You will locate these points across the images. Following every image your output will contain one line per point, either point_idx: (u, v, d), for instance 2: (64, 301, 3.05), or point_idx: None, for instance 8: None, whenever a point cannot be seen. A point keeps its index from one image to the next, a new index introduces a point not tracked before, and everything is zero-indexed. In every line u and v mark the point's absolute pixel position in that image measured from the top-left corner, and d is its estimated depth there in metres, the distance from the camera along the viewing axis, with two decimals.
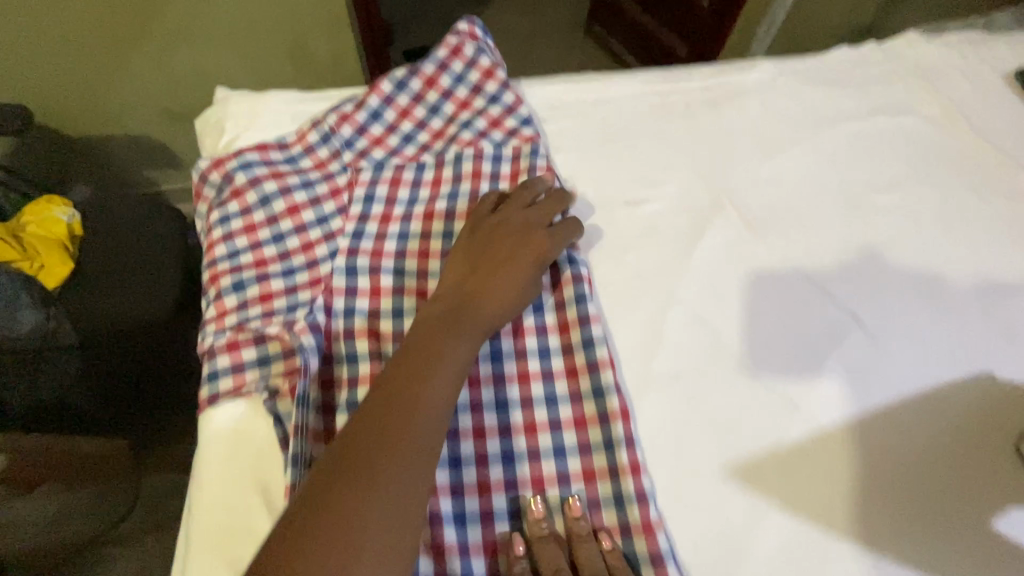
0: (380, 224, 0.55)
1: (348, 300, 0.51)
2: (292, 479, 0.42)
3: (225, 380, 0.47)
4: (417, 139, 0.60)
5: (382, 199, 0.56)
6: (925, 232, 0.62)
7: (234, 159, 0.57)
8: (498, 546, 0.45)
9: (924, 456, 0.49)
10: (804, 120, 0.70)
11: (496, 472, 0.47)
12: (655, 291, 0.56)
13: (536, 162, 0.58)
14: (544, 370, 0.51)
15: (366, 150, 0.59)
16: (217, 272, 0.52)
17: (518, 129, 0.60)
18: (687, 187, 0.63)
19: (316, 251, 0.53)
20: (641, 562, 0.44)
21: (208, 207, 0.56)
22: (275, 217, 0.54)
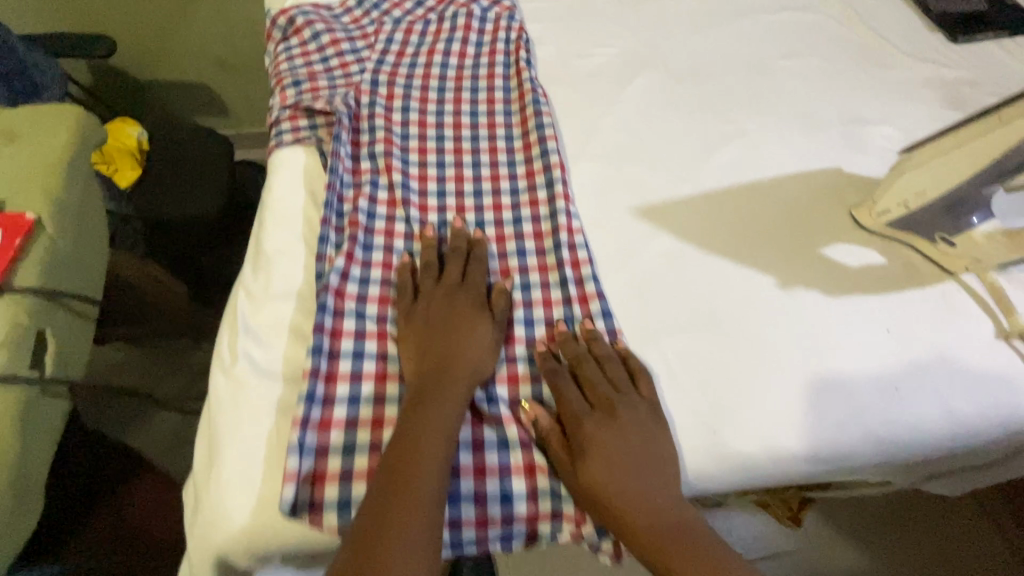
0: (395, 56, 0.76)
1: (371, 95, 0.71)
2: (332, 181, 0.62)
3: (286, 135, 0.67)
4: (425, 3, 0.82)
5: (398, 41, 0.78)
6: (807, 86, 0.82)
7: (296, 10, 0.79)
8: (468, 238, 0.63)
9: (777, 211, 0.69)
10: (728, 12, 0.90)
11: (469, 201, 0.66)
12: (595, 108, 0.76)
13: (513, 24, 0.80)
14: (508, 147, 0.70)
15: (388, 10, 0.81)
16: (281, 77, 0.73)
17: (500, 1, 0.82)
18: (627, 49, 0.84)
19: (350, 66, 0.73)
20: (563, 249, 0.61)
21: (276, 43, 0.78)
22: (323, 46, 0.76)
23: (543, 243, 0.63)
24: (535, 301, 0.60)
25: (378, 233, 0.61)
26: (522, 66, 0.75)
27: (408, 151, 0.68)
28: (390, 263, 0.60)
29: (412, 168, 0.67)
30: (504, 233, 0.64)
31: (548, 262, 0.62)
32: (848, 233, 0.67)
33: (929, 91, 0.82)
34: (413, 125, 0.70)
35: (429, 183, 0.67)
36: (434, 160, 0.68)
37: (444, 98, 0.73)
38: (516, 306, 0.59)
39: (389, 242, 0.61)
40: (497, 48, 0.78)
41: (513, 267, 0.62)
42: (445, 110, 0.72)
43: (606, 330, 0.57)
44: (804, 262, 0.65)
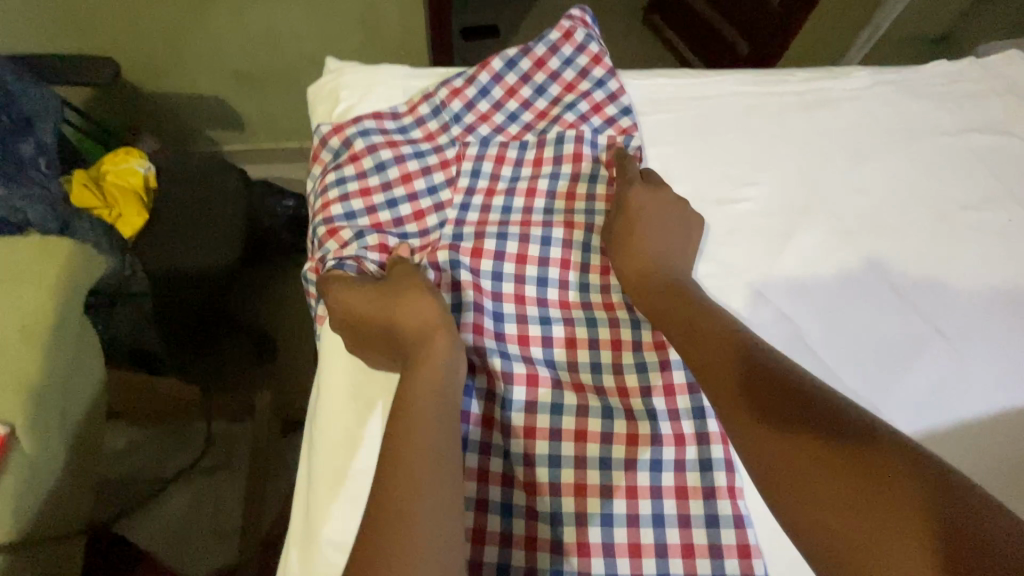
0: (483, 198, 0.60)
1: (454, 255, 0.56)
2: None
3: None
4: (520, 117, 0.65)
5: (485, 174, 0.61)
6: (1009, 251, 0.64)
7: (353, 128, 0.61)
8: (587, 489, 0.50)
9: (994, 471, 0.51)
10: (897, 131, 0.71)
11: (591, 425, 0.52)
12: (743, 285, 0.58)
13: (635, 150, 0.62)
14: (635, 342, 0.55)
15: (473, 124, 0.63)
16: (334, 227, 0.57)
17: (617, 118, 0.65)
18: (778, 188, 0.64)
19: (427, 221, 0.58)
20: (720, 522, 0.49)
21: (325, 168, 0.61)
22: (389, 183, 0.59)
23: (688, 505, 0.50)
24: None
25: (469, 477, 0.50)
26: None
27: (505, 340, 0.54)
28: (485, 540, 0.48)
29: (517, 369, 0.53)
30: (637, 488, 0.50)
31: (694, 541, 0.49)
32: None
33: None
34: (510, 301, 0.56)
35: (540, 389, 0.53)
36: (540, 355, 0.55)
37: (549, 259, 0.59)
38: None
39: (482, 492, 0.50)
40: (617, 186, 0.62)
41: (645, 544, 0.49)
42: (549, 279, 0.58)
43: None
44: None
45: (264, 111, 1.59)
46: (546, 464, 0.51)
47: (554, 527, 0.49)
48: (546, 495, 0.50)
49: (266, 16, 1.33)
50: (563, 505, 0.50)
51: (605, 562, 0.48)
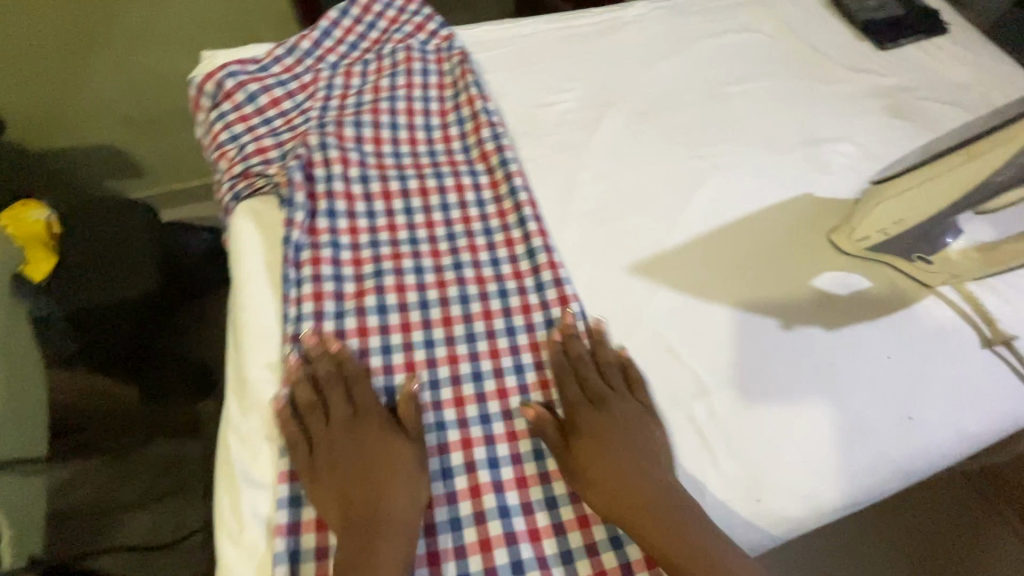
0: (339, 100, 0.72)
1: (323, 155, 0.65)
2: (294, 292, 0.57)
3: (240, 211, 0.63)
4: (359, 45, 0.78)
5: (339, 85, 0.73)
6: (765, 108, 0.84)
7: (221, 71, 0.72)
8: (453, 319, 0.59)
9: (765, 248, 0.69)
10: (674, 40, 0.91)
11: (450, 275, 0.62)
12: (569, 161, 0.74)
13: (453, 50, 0.78)
14: (481, 213, 0.67)
15: (322, 56, 0.76)
16: (224, 151, 0.68)
17: (437, 31, 0.80)
18: (587, 91, 0.82)
19: (294, 121, 0.69)
20: (556, 320, 0.60)
21: (206, 111, 0.72)
22: (262, 108, 0.70)
23: (532, 316, 0.60)
24: (531, 384, 0.57)
25: (351, 333, 0.56)
26: (473, 94, 0.74)
27: (371, 199, 0.65)
28: (370, 369, 0.55)
29: (383, 249, 0.62)
30: (491, 309, 0.60)
31: (539, 339, 0.59)
32: (834, 260, 0.69)
33: (870, 102, 0.87)
34: (372, 168, 0.67)
35: (404, 261, 0.62)
36: (400, 205, 0.65)
37: (399, 138, 0.70)
38: (511, 393, 0.56)
39: (364, 344, 0.56)
40: (446, 80, 0.77)
41: (502, 348, 0.58)
42: (402, 152, 0.70)
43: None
44: (803, 297, 0.65)
45: (163, 152, 1.59)
46: (414, 309, 0.59)
47: (427, 350, 0.57)
48: (419, 330, 0.58)
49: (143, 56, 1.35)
50: (432, 334, 0.58)
51: (471, 366, 0.57)
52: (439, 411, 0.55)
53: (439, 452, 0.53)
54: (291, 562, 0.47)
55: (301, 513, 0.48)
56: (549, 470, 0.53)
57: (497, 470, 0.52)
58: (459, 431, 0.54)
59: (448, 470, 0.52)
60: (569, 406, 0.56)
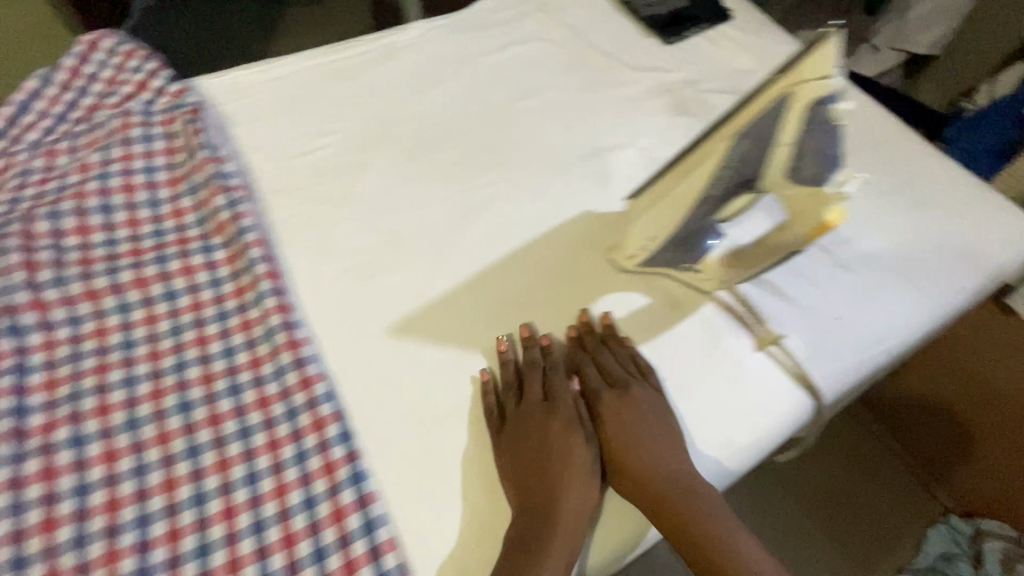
0: (37, 187, 0.63)
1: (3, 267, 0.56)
2: None
3: None
4: (69, 115, 0.68)
5: (38, 170, 0.64)
6: (548, 122, 0.80)
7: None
8: (171, 434, 0.52)
9: (540, 280, 0.65)
10: (454, 59, 0.86)
11: (169, 379, 0.55)
12: (329, 214, 0.67)
13: (184, 108, 0.70)
14: (214, 296, 0.59)
15: (20, 136, 0.66)
16: None
17: (165, 87, 0.71)
18: (353, 131, 0.75)
19: None
20: (298, 410, 0.54)
21: None
22: None
23: (270, 410, 0.54)
24: (265, 493, 0.51)
25: (33, 479, 0.49)
26: (203, 158, 0.66)
27: (73, 304, 0.57)
28: (56, 518, 0.48)
29: (85, 363, 0.54)
30: (218, 411, 0.54)
31: (278, 435, 0.53)
32: (613, 281, 0.66)
33: (656, 101, 0.85)
34: (72, 265, 0.59)
35: (112, 373, 0.54)
36: (113, 304, 0.58)
37: (115, 223, 0.62)
38: (239, 510, 0.50)
39: (50, 487, 0.49)
40: (177, 144, 0.68)
41: (232, 456, 0.52)
42: (118, 239, 0.62)
43: (351, 502, 0.50)
44: (580, 329, 0.62)
45: None
46: (122, 431, 0.52)
47: (136, 479, 0.50)
48: (127, 456, 0.51)
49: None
50: (144, 456, 0.51)
51: (192, 487, 0.50)
52: (145, 554, 0.47)
53: None
54: None
55: None
56: None
57: None
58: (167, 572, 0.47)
59: None
60: (307, 512, 0.50)
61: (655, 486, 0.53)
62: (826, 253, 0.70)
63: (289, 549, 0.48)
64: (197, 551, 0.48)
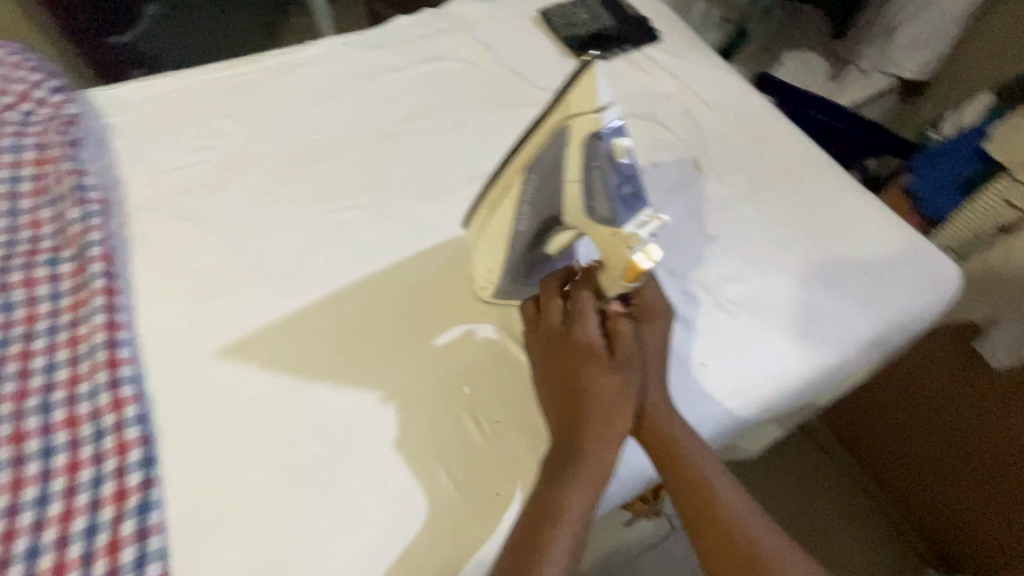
0: None
1: None
2: None
3: None
4: None
5: None
6: (437, 144, 0.78)
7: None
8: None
9: (387, 306, 0.63)
10: (355, 74, 0.84)
11: None
12: (186, 230, 0.67)
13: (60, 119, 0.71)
14: (51, 309, 0.59)
15: None
16: None
17: (47, 98, 0.72)
18: (232, 145, 0.75)
19: None
20: (105, 432, 0.53)
21: None
22: None
23: (79, 430, 0.53)
24: (52, 517, 0.49)
25: None
26: (66, 169, 0.67)
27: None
28: None
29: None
30: (25, 429, 0.53)
31: (80, 457, 0.52)
32: (466, 311, 0.63)
33: None
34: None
35: None
36: None
37: None
38: (20, 534, 0.49)
39: None
40: (46, 153, 0.68)
41: (28, 476, 0.51)
42: None
43: (129, 534, 0.48)
44: (419, 359, 0.60)
45: None
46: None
47: None
48: None
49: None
50: None
51: None
52: None
53: None
54: None
55: None
56: None
57: None
58: None
59: None
60: (87, 540, 0.48)
61: (683, 450, 0.52)
62: (698, 287, 0.67)
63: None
64: None
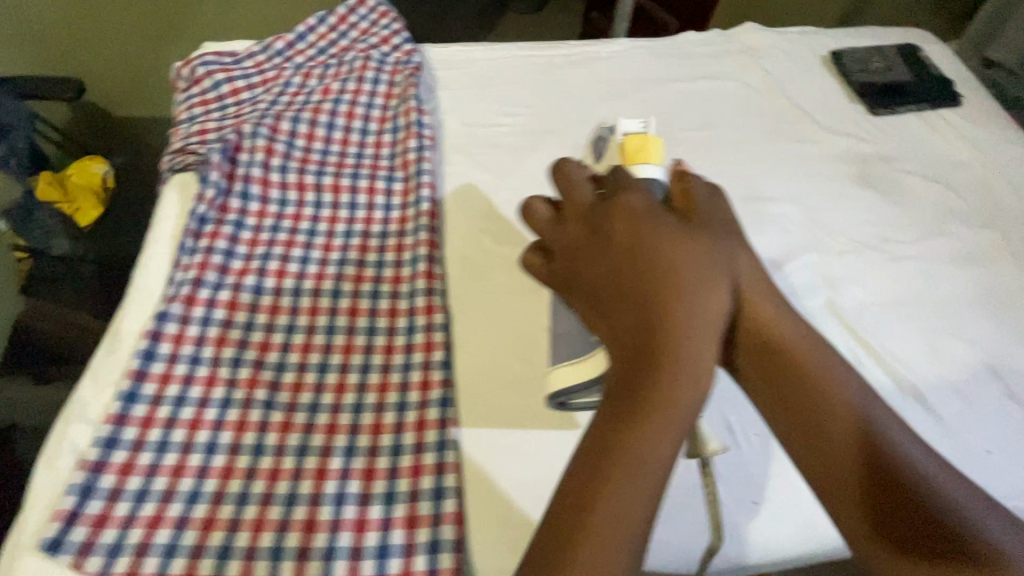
0: (290, 97, 0.78)
1: (250, 142, 0.71)
2: (184, 258, 0.63)
3: (176, 175, 0.71)
4: (327, 50, 0.84)
5: (295, 85, 0.80)
6: (715, 157, 0.81)
7: (198, 59, 0.81)
8: (320, 310, 0.61)
9: None
10: (643, 79, 0.90)
11: (331, 270, 0.64)
12: (490, 181, 0.76)
13: (409, 65, 0.83)
14: (384, 217, 0.69)
15: (291, 57, 0.83)
16: (179, 129, 0.76)
17: (401, 45, 0.85)
18: (533, 118, 0.83)
19: (244, 110, 0.76)
20: (417, 328, 0.60)
21: (179, 93, 0.81)
22: (222, 95, 0.79)
23: (396, 320, 0.61)
24: (371, 384, 0.57)
25: (219, 305, 0.60)
26: (410, 106, 0.78)
27: (286, 189, 0.70)
28: (226, 338, 0.58)
29: (280, 236, 0.66)
30: (358, 307, 0.62)
31: (395, 342, 0.59)
32: None
33: (838, 166, 0.81)
34: (294, 160, 0.72)
35: (294, 250, 0.66)
36: (312, 198, 0.70)
37: (332, 138, 0.75)
38: (348, 389, 0.56)
39: (229, 315, 0.60)
40: (394, 89, 0.81)
41: (357, 345, 0.59)
42: (330, 150, 0.74)
43: (437, 418, 0.54)
44: None
45: None
46: (289, 295, 0.62)
47: (285, 334, 0.59)
48: (285, 313, 0.61)
49: (224, 37, 1.55)
50: (295, 320, 0.61)
51: (321, 357, 0.58)
52: (273, 392, 0.55)
53: (257, 426, 0.53)
54: (80, 497, 0.48)
55: (110, 455, 0.51)
56: (352, 467, 0.52)
57: (301, 456, 0.52)
58: (283, 413, 0.54)
59: (259, 444, 0.52)
60: (399, 412, 0.55)
61: (834, 391, 0.44)
62: (857, 338, 0.65)
63: (376, 435, 0.54)
64: (309, 407, 0.55)
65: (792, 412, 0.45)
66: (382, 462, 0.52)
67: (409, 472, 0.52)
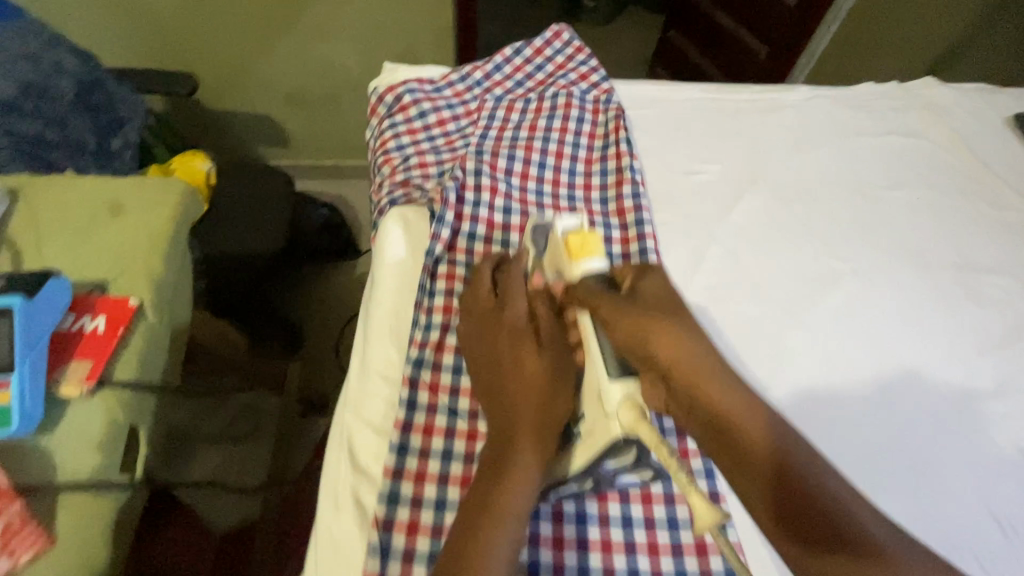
0: (497, 132, 0.77)
1: (475, 182, 0.70)
2: (427, 301, 0.62)
3: (396, 207, 0.69)
4: (524, 83, 0.83)
5: (499, 118, 0.78)
6: (921, 219, 0.79)
7: (401, 87, 0.80)
8: None
9: (880, 368, 0.68)
10: (831, 130, 0.89)
11: None
12: (700, 233, 0.75)
13: (610, 105, 0.81)
14: None
15: (490, 87, 0.82)
16: (390, 157, 0.75)
17: (599, 83, 0.83)
18: (732, 165, 0.82)
19: (456, 143, 0.75)
20: None
21: (380, 118, 0.80)
22: (429, 125, 0.77)
23: None
24: None
25: None
26: (622, 150, 0.77)
27: (509, 232, 0.69)
28: None
29: None
30: None
31: None
32: (955, 401, 0.66)
33: None
34: (515, 201, 0.71)
35: None
36: None
37: (544, 178, 0.75)
38: None
39: None
40: (598, 131, 0.80)
41: None
42: (544, 191, 0.74)
43: (705, 492, 0.58)
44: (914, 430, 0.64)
45: (311, 125, 1.60)
46: None
47: None
48: None
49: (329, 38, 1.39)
50: None
51: None
52: None
53: None
54: (380, 557, 0.49)
55: (395, 513, 0.51)
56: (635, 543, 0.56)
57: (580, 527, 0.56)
58: None
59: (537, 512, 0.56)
60: (664, 484, 0.59)
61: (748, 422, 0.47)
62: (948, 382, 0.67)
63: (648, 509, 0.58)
64: None
65: (735, 460, 0.46)
66: (662, 536, 0.57)
67: (691, 547, 0.56)
